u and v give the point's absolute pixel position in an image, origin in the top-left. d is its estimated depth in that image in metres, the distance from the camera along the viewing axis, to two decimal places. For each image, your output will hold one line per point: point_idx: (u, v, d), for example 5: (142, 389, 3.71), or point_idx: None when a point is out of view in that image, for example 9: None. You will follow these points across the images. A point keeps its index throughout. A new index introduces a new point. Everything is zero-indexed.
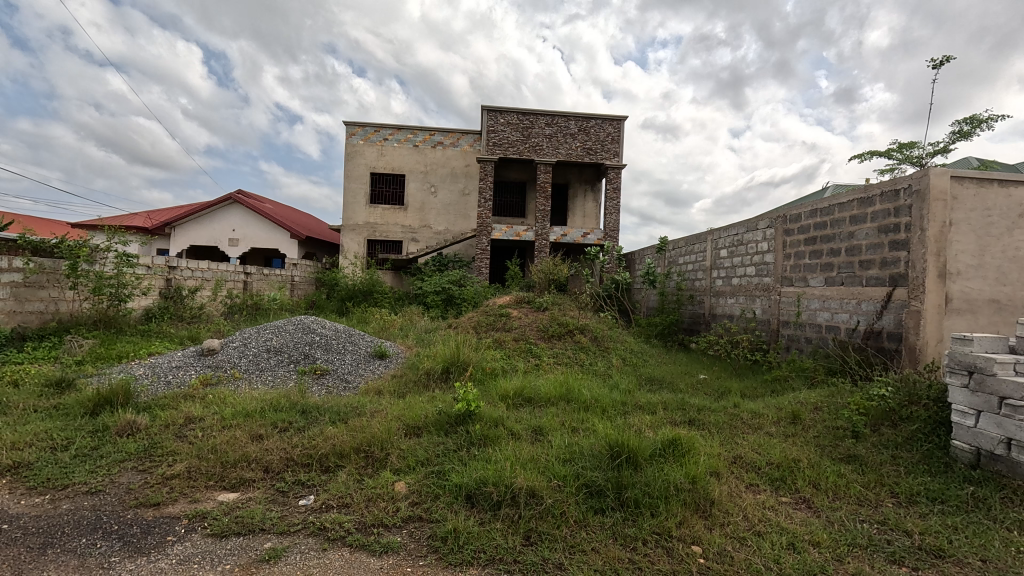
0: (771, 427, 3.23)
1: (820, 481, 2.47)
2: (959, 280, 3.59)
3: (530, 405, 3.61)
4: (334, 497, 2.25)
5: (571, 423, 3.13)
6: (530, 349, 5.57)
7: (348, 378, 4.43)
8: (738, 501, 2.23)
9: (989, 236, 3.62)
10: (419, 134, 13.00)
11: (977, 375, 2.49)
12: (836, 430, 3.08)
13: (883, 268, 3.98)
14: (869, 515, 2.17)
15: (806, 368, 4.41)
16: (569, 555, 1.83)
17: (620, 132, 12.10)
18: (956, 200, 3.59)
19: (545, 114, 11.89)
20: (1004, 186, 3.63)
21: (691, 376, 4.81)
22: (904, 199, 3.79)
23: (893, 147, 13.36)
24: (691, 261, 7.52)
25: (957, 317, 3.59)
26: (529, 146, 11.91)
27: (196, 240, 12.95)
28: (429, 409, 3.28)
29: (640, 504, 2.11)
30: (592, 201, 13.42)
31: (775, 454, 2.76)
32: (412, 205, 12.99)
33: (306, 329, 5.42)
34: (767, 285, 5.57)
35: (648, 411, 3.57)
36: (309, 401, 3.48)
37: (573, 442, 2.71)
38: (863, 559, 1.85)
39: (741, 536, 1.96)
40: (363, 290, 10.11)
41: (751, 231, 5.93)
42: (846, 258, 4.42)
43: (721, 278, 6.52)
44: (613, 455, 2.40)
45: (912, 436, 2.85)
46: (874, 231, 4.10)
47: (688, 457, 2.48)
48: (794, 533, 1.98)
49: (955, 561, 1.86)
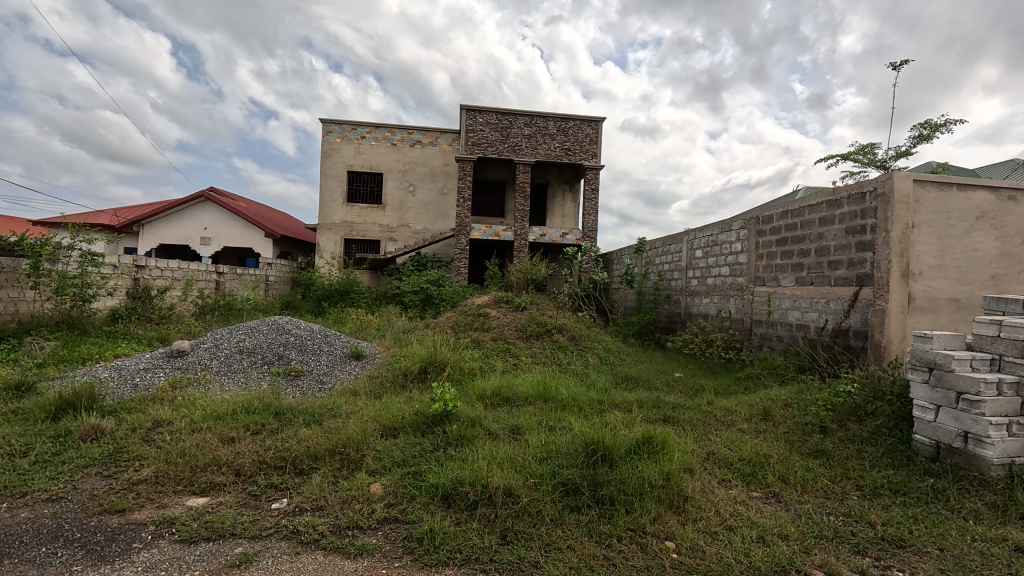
0: (744, 423, 3.30)
1: (789, 475, 2.53)
2: (921, 280, 3.72)
3: (508, 404, 3.61)
4: (309, 499, 2.22)
5: (547, 422, 3.15)
6: (509, 349, 5.58)
7: (323, 379, 4.37)
8: (711, 497, 2.27)
9: (949, 237, 3.76)
10: (398, 132, 12.89)
11: (936, 371, 2.59)
12: (805, 426, 3.16)
13: (850, 268, 4.10)
14: (835, 507, 2.24)
15: (777, 366, 4.53)
16: (545, 553, 1.84)
17: (598, 133, 12.22)
18: (918, 202, 3.72)
19: (524, 114, 11.91)
20: (963, 190, 3.79)
21: (667, 374, 4.89)
22: (870, 201, 3.91)
23: (857, 149, 13.70)
24: (668, 261, 7.61)
25: (920, 315, 3.72)
26: (508, 146, 11.93)
27: (167, 239, 12.58)
28: (407, 409, 3.25)
29: (615, 501, 2.13)
30: (570, 202, 13.49)
31: (746, 449, 2.82)
32: (390, 204, 12.86)
33: (280, 330, 5.31)
34: (740, 284, 5.68)
35: (624, 409, 3.62)
36: (284, 402, 3.42)
37: (550, 440, 2.74)
38: (829, 551, 1.91)
39: (713, 531, 2.00)
40: (340, 290, 9.98)
41: (725, 232, 6.04)
42: (815, 258, 4.54)
43: (697, 278, 6.63)
44: (589, 453, 2.42)
45: (877, 430, 2.94)
46: (841, 232, 4.22)
47: (662, 454, 2.51)
48: (764, 526, 2.03)
49: (916, 550, 1.93)
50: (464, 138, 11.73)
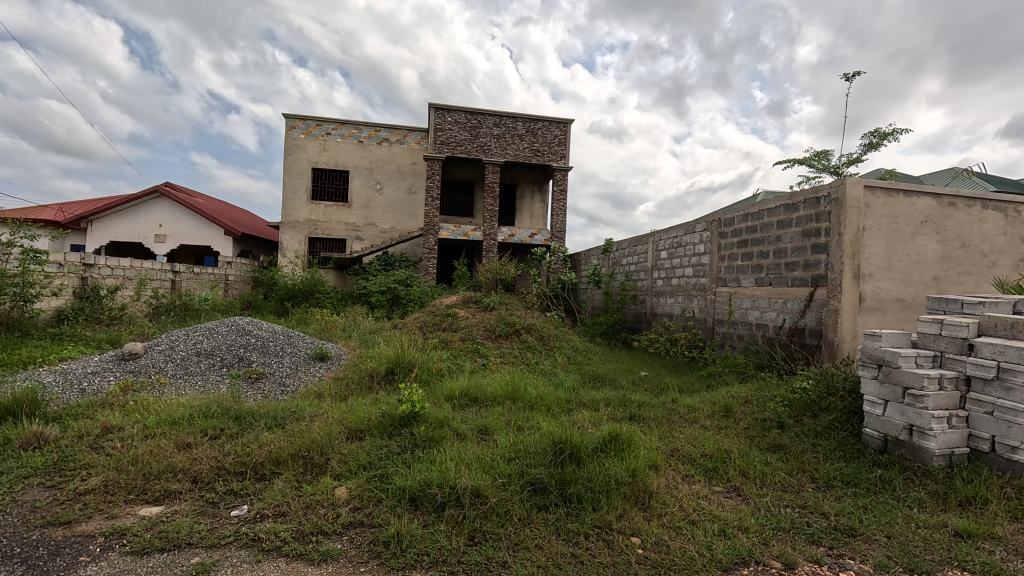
0: (706, 420, 3.40)
1: (748, 469, 2.62)
2: (871, 281, 3.91)
3: (477, 404, 3.60)
4: (270, 505, 2.16)
5: (515, 422, 3.16)
6: (477, 349, 5.56)
7: (285, 381, 4.25)
8: (676, 492, 2.33)
9: (896, 240, 3.97)
10: (364, 129, 12.67)
11: (884, 368, 2.72)
12: (764, 421, 3.28)
13: (806, 270, 4.27)
14: (792, 499, 2.33)
15: (738, 364, 4.68)
16: (513, 553, 1.85)
17: (566, 134, 12.34)
18: (868, 207, 3.90)
19: (493, 114, 11.90)
20: (908, 196, 4.00)
21: (633, 373, 4.98)
22: (824, 205, 4.08)
23: (813, 155, 14.28)
24: (635, 262, 7.75)
25: (870, 315, 3.91)
26: (476, 146, 11.89)
27: (118, 236, 11.99)
28: (373, 411, 3.20)
29: (582, 499, 2.16)
30: (539, 202, 13.57)
31: (709, 445, 2.90)
32: (356, 202, 12.64)
33: (241, 332, 5.13)
34: (703, 284, 5.84)
35: (591, 407, 3.67)
36: (244, 406, 3.31)
37: (519, 440, 2.74)
38: (786, 541, 1.98)
39: (677, 526, 2.04)
40: (304, 290, 9.74)
41: (689, 234, 6.19)
42: (774, 260, 4.70)
43: (662, 279, 6.77)
44: (557, 452, 2.44)
45: (830, 424, 3.08)
46: (798, 235, 4.39)
47: (628, 451, 2.56)
48: (725, 520, 2.10)
49: (865, 538, 2.02)
50: (433, 136, 11.63)
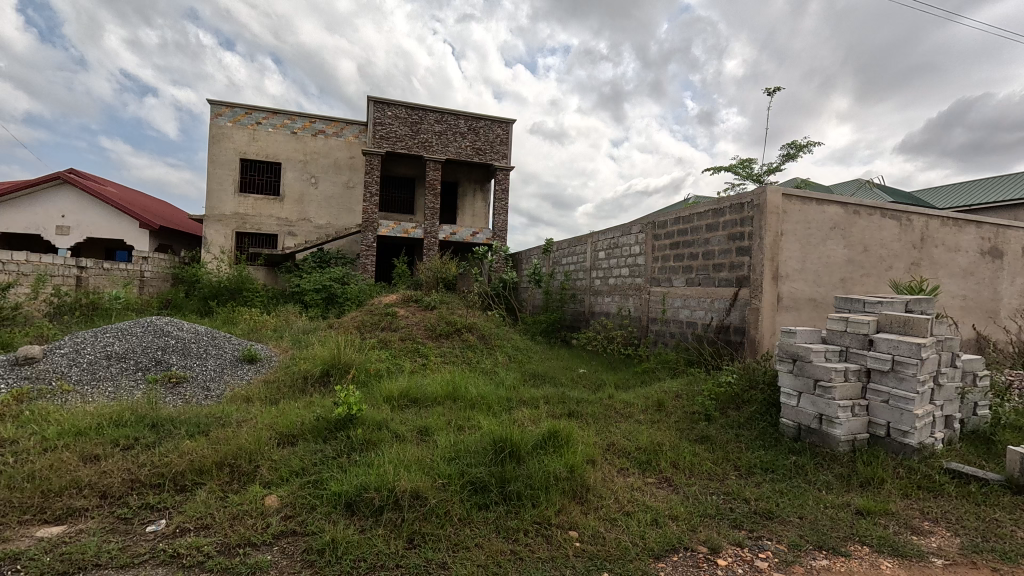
0: (640, 414, 3.54)
1: (678, 460, 2.75)
2: (787, 282, 4.23)
3: (416, 405, 3.55)
4: (192, 518, 2.02)
5: (456, 421, 3.14)
6: (418, 349, 5.47)
7: (209, 385, 3.99)
8: (611, 485, 2.41)
9: (809, 244, 4.31)
10: (298, 120, 12.12)
11: (798, 362, 2.95)
12: (692, 414, 3.47)
13: (731, 271, 4.54)
14: (717, 487, 2.48)
15: (670, 360, 4.92)
16: (453, 553, 1.84)
17: (508, 134, 12.43)
18: (785, 214, 4.21)
19: (435, 111, 11.76)
20: (820, 204, 4.35)
21: (572, 370, 5.09)
22: (747, 211, 4.36)
23: (738, 163, 15.20)
24: (574, 262, 7.93)
25: (786, 313, 4.23)
26: (417, 142, 11.70)
27: (11, 226, 10.76)
28: (307, 415, 3.07)
29: (522, 496, 2.18)
30: (481, 201, 13.55)
31: (642, 439, 3.02)
32: (289, 196, 12.07)
33: (158, 333, 4.76)
34: (638, 284, 6.07)
35: (531, 405, 3.72)
36: (162, 413, 3.08)
37: (459, 439, 2.73)
38: (711, 527, 2.10)
39: (613, 518, 2.12)
40: (230, 288, 9.18)
41: (626, 235, 6.41)
42: (703, 262, 4.97)
43: (600, 278, 6.97)
44: (497, 450, 2.45)
45: (751, 415, 3.30)
46: (724, 238, 4.66)
47: (567, 447, 2.61)
48: (657, 509, 2.19)
49: (780, 520, 2.18)
50: (372, 131, 11.31)
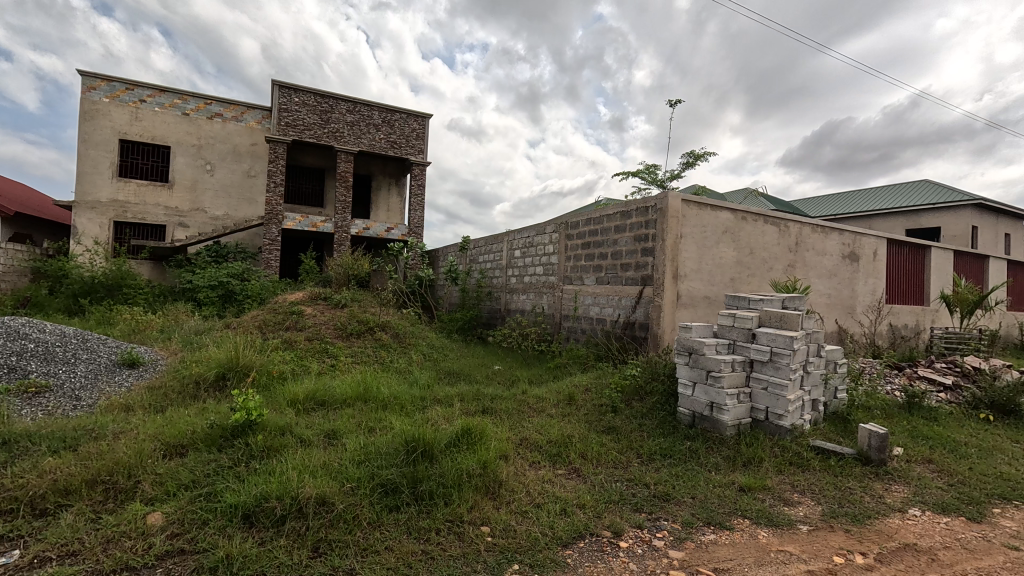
0: (552, 409, 3.66)
1: (586, 451, 2.88)
2: (686, 281, 4.57)
3: (324, 408, 3.40)
4: (55, 546, 1.78)
5: (367, 423, 3.05)
6: (326, 349, 5.22)
7: (79, 394, 3.53)
8: (523, 479, 2.46)
9: (704, 247, 4.69)
10: (191, 100, 11.05)
11: (694, 355, 3.20)
12: (600, 406, 3.64)
13: (637, 271, 4.82)
14: (622, 475, 2.62)
15: (581, 356, 5.12)
16: (361, 558, 1.78)
17: (424, 129, 12.27)
18: (684, 218, 4.55)
19: (347, 100, 11.27)
20: (713, 210, 4.75)
21: (487, 367, 5.14)
22: (651, 214, 4.65)
23: (643, 168, 16.16)
24: (490, 260, 7.98)
25: (684, 310, 4.57)
26: (328, 132, 11.14)
27: None
28: (199, 422, 2.82)
29: (434, 495, 2.17)
30: (396, 196, 13.21)
31: (553, 432, 3.12)
32: (180, 183, 10.97)
33: (11, 336, 4.12)
34: (552, 282, 6.25)
35: (445, 403, 3.70)
36: (17, 428, 2.67)
37: (370, 441, 2.65)
38: (615, 512, 2.22)
39: (524, 510, 2.17)
40: (107, 284, 8.17)
41: (540, 235, 6.56)
42: (611, 262, 5.22)
43: (516, 276, 7.09)
44: (409, 450, 2.42)
45: (652, 405, 3.53)
46: (631, 239, 4.94)
47: (481, 444, 2.63)
48: (566, 499, 2.28)
49: (676, 501, 2.36)
50: (276, 117, 10.60)
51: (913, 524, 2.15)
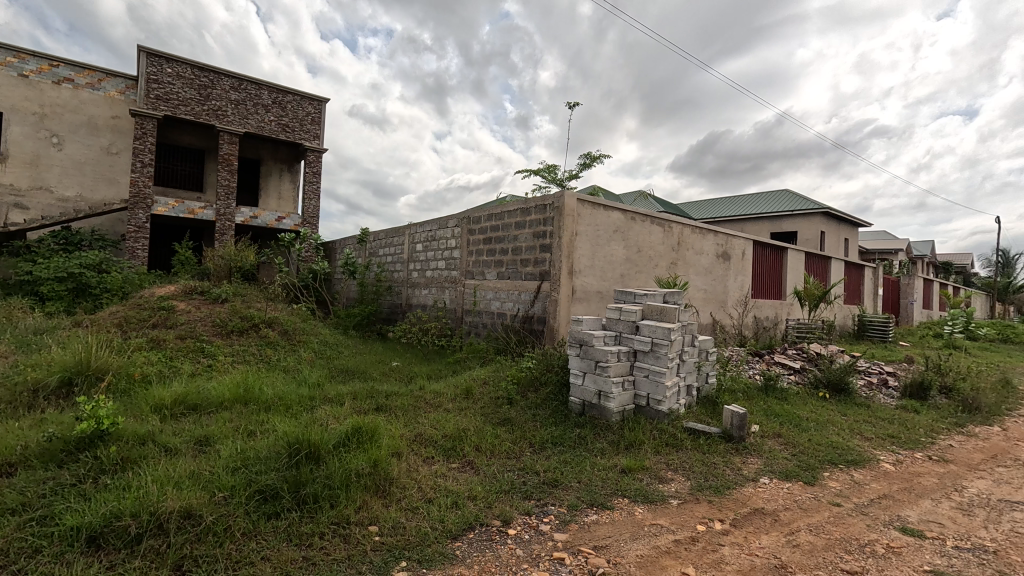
0: (449, 403, 3.66)
1: (481, 443, 2.92)
2: (580, 277, 4.80)
3: (196, 413, 3.10)
4: None
5: (246, 427, 2.83)
6: (202, 348, 4.75)
7: None
8: (415, 475, 2.44)
9: (597, 244, 4.95)
10: (30, 60, 9.43)
11: (584, 346, 3.37)
12: (497, 398, 3.72)
13: (535, 267, 4.97)
14: (514, 464, 2.70)
15: (480, 350, 5.18)
16: (232, 572, 1.66)
17: (320, 114, 11.60)
18: (579, 216, 4.77)
19: (231, 76, 10.30)
20: (606, 209, 5.03)
21: (384, 364, 5.00)
22: (549, 212, 4.81)
23: (544, 167, 16.64)
24: (390, 253, 7.77)
25: (579, 304, 4.80)
26: (208, 109, 10.11)
27: None
28: (35, 436, 2.43)
29: (319, 498, 2.07)
30: (289, 183, 12.34)
31: (449, 426, 3.13)
32: (17, 157, 9.34)
33: None
34: (454, 277, 6.23)
35: (336, 402, 3.54)
36: None
37: (249, 446, 2.47)
38: (505, 501, 2.28)
39: (414, 506, 2.15)
40: None
41: (442, 229, 6.51)
42: (511, 257, 5.33)
43: (417, 271, 6.97)
44: (293, 452, 2.29)
45: (546, 396, 3.67)
46: (530, 236, 5.07)
47: (372, 442, 2.57)
48: (457, 492, 2.30)
49: (563, 486, 2.48)
50: (144, 88, 9.41)
51: (762, 491, 2.46)
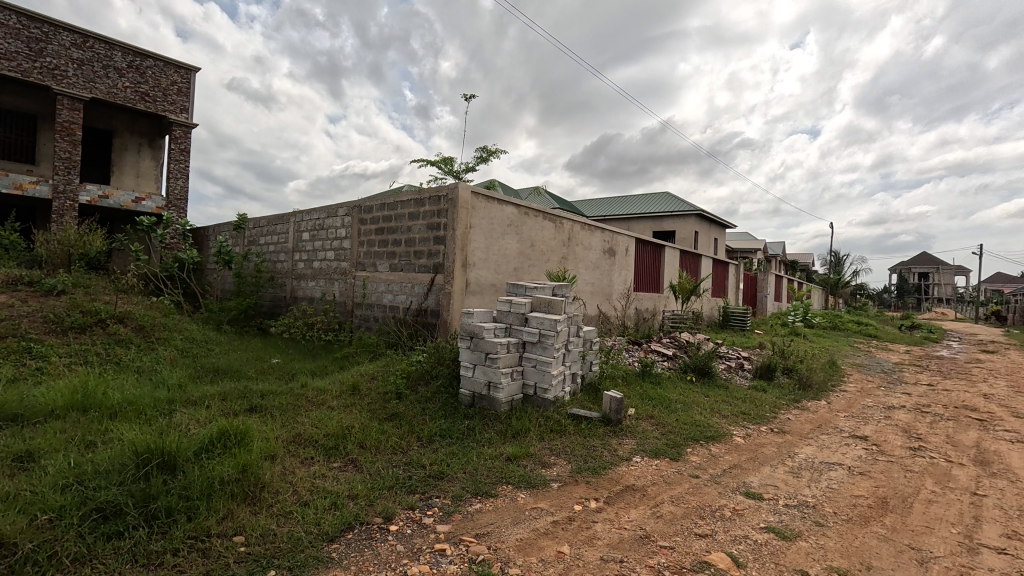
0: (333, 400, 3.49)
1: (366, 440, 2.83)
2: (474, 270, 4.83)
3: (18, 425, 2.63)
4: None
5: (85, 437, 2.47)
6: (29, 348, 4.04)
7: None
8: (290, 478, 2.30)
9: (491, 237, 5.01)
10: None
11: (474, 339, 3.40)
12: (385, 393, 3.63)
13: (429, 259, 4.90)
14: (400, 459, 2.65)
15: (371, 344, 5.01)
16: None
17: (189, 84, 10.37)
18: (473, 209, 4.78)
19: (72, 30, 8.81)
20: (500, 203, 5.10)
21: (262, 361, 4.64)
22: (443, 204, 4.76)
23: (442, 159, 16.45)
24: (272, 243, 7.20)
25: (472, 297, 4.82)
26: (41, 67, 8.58)
27: None
28: None
29: (173, 511, 1.87)
30: (150, 160, 10.90)
31: (331, 425, 2.99)
32: None
33: None
34: (343, 268, 5.94)
35: (201, 405, 3.21)
36: None
37: (87, 458, 2.16)
38: (389, 498, 2.23)
39: (288, 511, 2.02)
40: None
41: (331, 217, 6.17)
42: (404, 249, 5.21)
43: (303, 261, 6.54)
44: (142, 463, 2.04)
45: (436, 389, 3.65)
46: (424, 227, 4.99)
47: (242, 446, 2.37)
48: (337, 493, 2.20)
49: (449, 477, 2.49)
50: None
51: (634, 469, 2.67)
